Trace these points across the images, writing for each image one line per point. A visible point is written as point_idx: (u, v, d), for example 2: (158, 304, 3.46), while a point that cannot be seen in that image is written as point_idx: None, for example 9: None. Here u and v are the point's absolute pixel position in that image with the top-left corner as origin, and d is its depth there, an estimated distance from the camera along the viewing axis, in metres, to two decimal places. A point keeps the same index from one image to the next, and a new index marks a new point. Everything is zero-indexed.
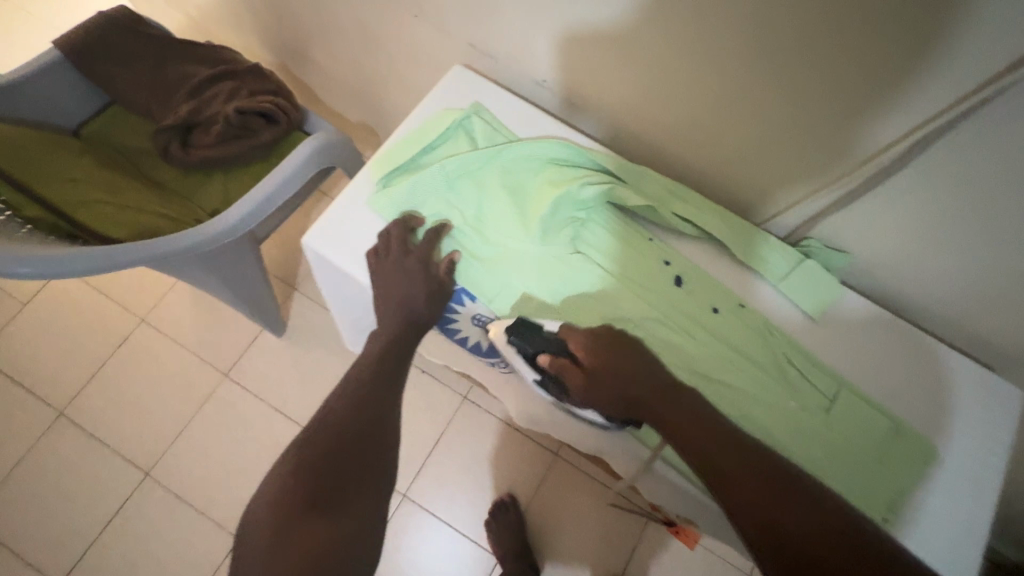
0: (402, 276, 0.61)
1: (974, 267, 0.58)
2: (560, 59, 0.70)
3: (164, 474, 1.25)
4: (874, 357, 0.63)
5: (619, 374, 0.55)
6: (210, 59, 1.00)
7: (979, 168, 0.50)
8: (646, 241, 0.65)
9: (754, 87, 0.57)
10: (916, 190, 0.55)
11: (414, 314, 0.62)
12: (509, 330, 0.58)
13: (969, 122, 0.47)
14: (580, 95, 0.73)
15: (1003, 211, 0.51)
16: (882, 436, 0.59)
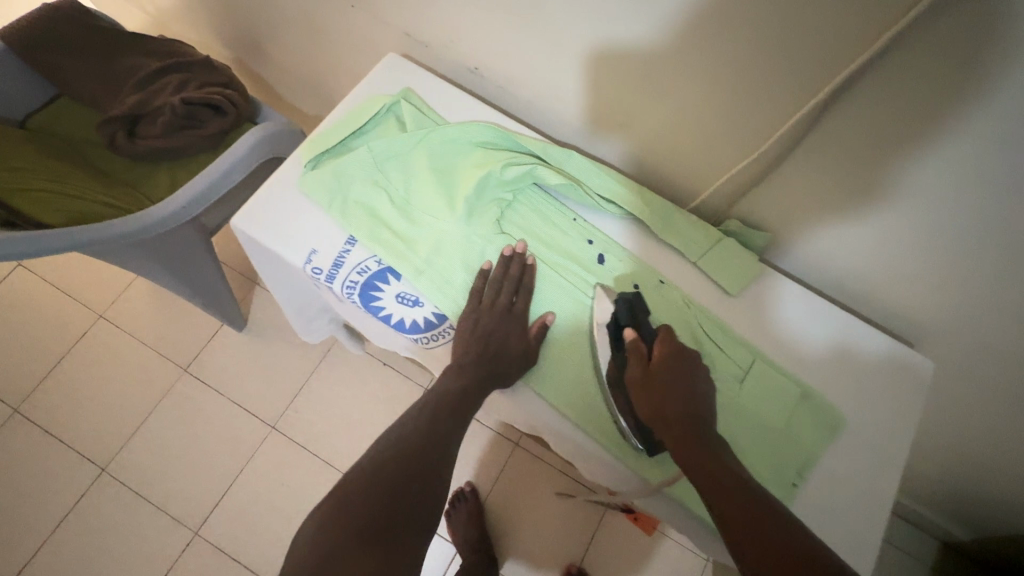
0: (501, 326, 0.60)
1: (880, 239, 0.61)
2: (586, 77, 0.67)
3: (121, 470, 1.24)
4: (789, 331, 0.66)
5: (681, 385, 0.55)
6: (160, 52, 1.00)
7: (874, 129, 0.52)
8: (571, 222, 0.67)
9: (687, 67, 0.58)
10: (847, 168, 0.56)
11: (496, 366, 0.59)
12: (618, 297, 0.61)
13: (858, 85, 0.49)
14: (599, 113, 0.72)
15: (903, 176, 0.53)
16: (791, 404, 0.61)
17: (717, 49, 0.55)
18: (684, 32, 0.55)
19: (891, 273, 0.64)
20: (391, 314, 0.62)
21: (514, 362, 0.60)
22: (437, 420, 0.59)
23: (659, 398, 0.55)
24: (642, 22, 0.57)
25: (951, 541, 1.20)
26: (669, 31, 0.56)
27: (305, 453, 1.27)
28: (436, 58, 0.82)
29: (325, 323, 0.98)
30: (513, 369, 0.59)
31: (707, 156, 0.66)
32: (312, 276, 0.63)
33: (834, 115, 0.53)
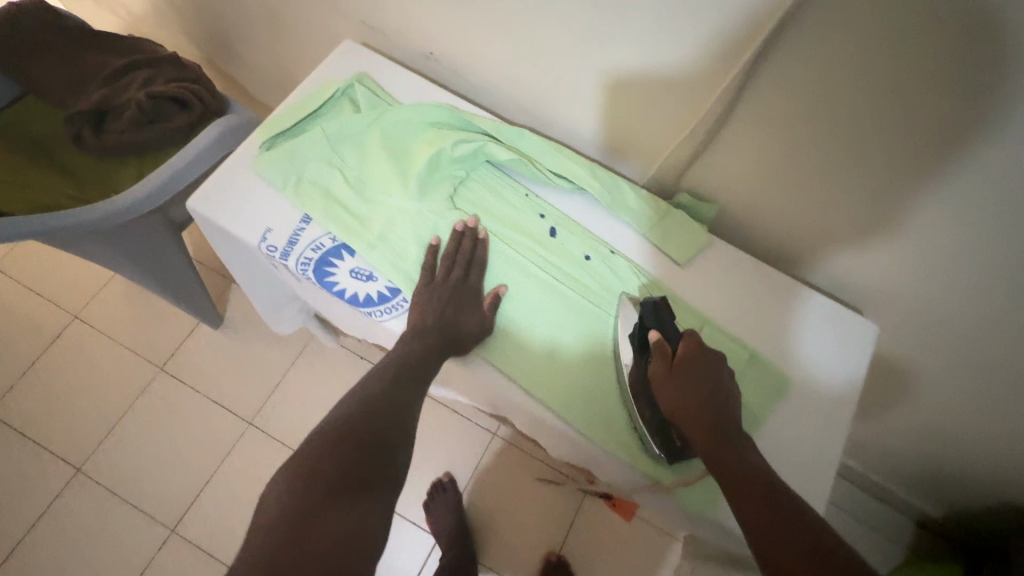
0: (453, 300, 0.61)
1: (830, 207, 0.63)
2: (604, 105, 0.69)
3: (96, 470, 1.23)
4: (738, 297, 0.68)
5: (705, 386, 0.54)
6: (125, 50, 1.01)
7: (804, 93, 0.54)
8: (523, 197, 0.69)
9: (677, 72, 0.60)
10: (804, 141, 0.58)
11: (451, 334, 0.60)
12: (646, 301, 0.60)
13: (776, 50, 0.52)
14: (619, 137, 0.73)
15: (859, 147, 0.55)
16: (737, 367, 0.63)
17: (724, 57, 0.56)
18: (702, 53, 0.57)
19: (878, 281, 0.68)
20: (345, 289, 0.63)
21: (470, 333, 0.61)
22: (394, 385, 0.58)
23: (679, 398, 0.54)
24: (671, 53, 0.59)
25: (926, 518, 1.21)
26: (678, 45, 0.57)
27: (284, 449, 1.27)
28: (393, 44, 0.83)
29: (295, 312, 1.00)
30: (470, 338, 0.61)
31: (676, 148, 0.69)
32: (267, 254, 0.64)
33: (762, 74, 0.55)
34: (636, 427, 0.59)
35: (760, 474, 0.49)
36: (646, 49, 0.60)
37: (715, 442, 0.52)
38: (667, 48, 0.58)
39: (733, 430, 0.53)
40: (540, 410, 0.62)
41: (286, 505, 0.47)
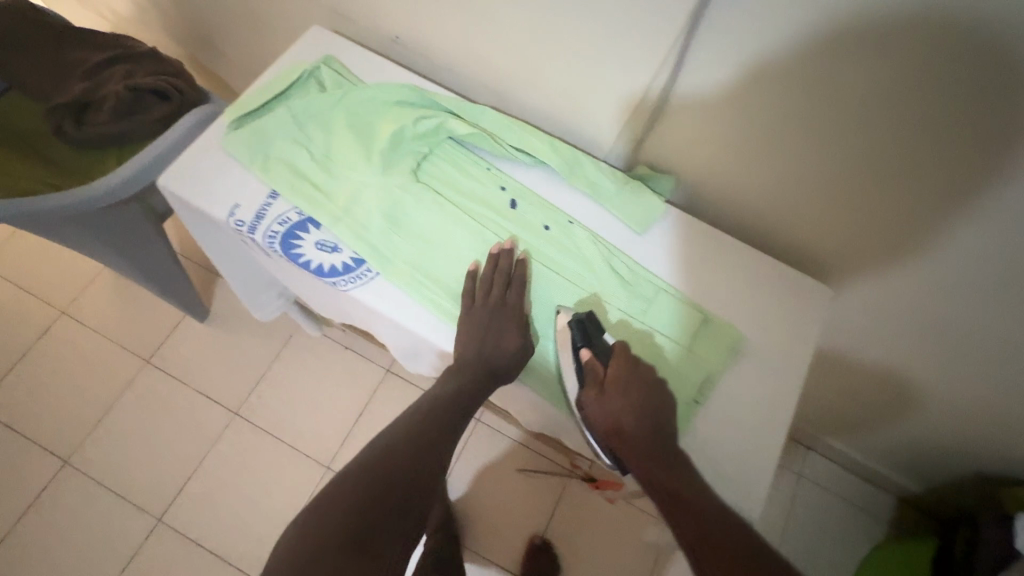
0: (495, 324, 0.62)
1: (787, 175, 0.68)
2: (631, 124, 0.73)
3: (84, 461, 1.25)
4: (692, 263, 0.70)
5: (635, 404, 0.58)
6: (107, 46, 1.04)
7: (745, 54, 0.58)
8: (484, 171, 0.71)
9: (709, 91, 0.64)
10: (790, 126, 0.62)
11: (494, 361, 0.61)
12: (572, 318, 0.62)
13: (713, 13, 0.56)
14: (651, 155, 0.76)
15: (842, 126, 0.59)
16: (691, 328, 0.65)
17: (761, 79, 0.60)
18: (737, 71, 0.60)
19: (880, 280, 0.74)
20: (310, 261, 0.65)
21: (509, 356, 0.62)
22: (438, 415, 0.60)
23: (612, 420, 0.58)
24: (707, 72, 0.62)
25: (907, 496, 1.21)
26: (714, 71, 0.61)
27: (270, 439, 1.29)
28: (361, 31, 0.86)
29: (273, 297, 1.02)
30: (512, 363, 0.62)
31: (702, 159, 0.72)
32: (235, 229, 0.66)
33: (704, 37, 0.59)
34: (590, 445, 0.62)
35: (702, 497, 0.52)
36: (680, 71, 0.63)
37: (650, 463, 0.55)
38: (704, 71, 0.62)
39: (667, 443, 0.56)
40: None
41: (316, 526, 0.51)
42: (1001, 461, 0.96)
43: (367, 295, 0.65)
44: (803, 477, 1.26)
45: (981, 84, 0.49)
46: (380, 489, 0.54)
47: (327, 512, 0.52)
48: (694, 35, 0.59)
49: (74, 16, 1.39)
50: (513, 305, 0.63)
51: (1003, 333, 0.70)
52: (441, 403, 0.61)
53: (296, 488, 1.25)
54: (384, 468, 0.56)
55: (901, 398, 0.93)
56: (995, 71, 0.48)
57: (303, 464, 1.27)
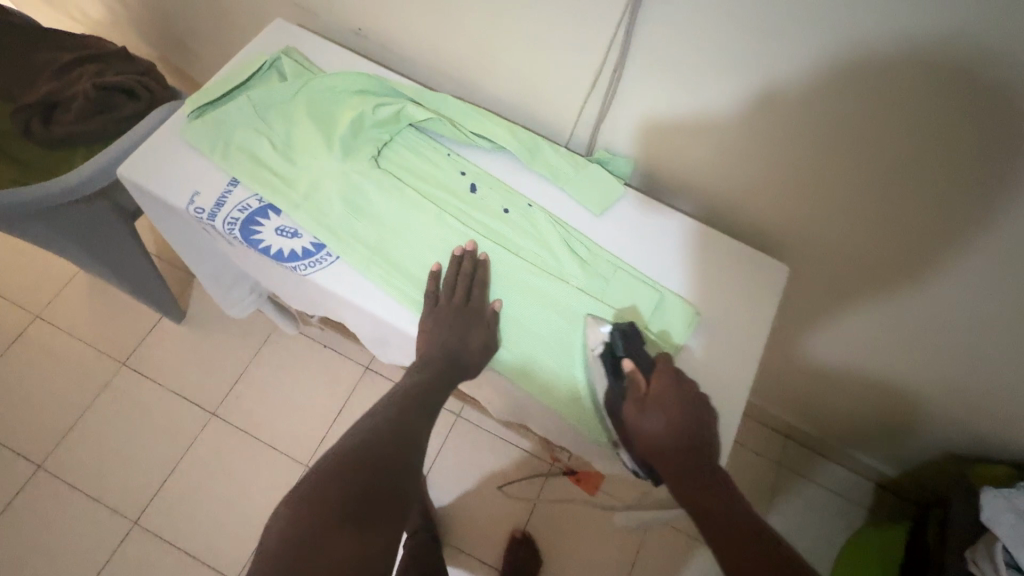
0: (460, 324, 0.63)
1: (756, 165, 0.70)
2: (640, 143, 0.75)
3: (58, 465, 1.23)
4: (650, 243, 0.72)
5: (679, 420, 0.56)
6: (76, 47, 1.04)
7: (688, 34, 0.60)
8: (445, 157, 0.72)
9: (713, 112, 0.66)
10: (788, 140, 0.65)
11: (457, 357, 0.63)
12: (615, 328, 0.62)
13: None
14: (659, 171, 0.78)
15: (835, 140, 0.62)
16: (648, 306, 0.66)
17: (776, 107, 0.62)
18: (738, 95, 0.63)
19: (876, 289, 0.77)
20: (270, 246, 0.66)
21: (474, 353, 0.63)
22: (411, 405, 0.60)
23: (651, 432, 0.56)
24: (709, 96, 0.65)
25: (884, 481, 1.22)
26: (729, 96, 0.64)
27: (248, 439, 1.28)
28: (323, 24, 0.87)
29: (246, 292, 1.01)
30: (478, 359, 0.63)
31: (710, 176, 0.75)
32: (195, 216, 0.66)
33: (646, 18, 0.60)
34: (617, 451, 0.62)
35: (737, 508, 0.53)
36: (680, 95, 0.66)
37: (692, 476, 0.54)
38: (722, 98, 0.64)
39: (705, 460, 0.55)
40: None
41: (296, 526, 0.48)
42: (969, 438, 0.97)
43: (326, 280, 0.65)
44: (782, 465, 1.27)
45: (988, 117, 0.52)
46: (363, 481, 0.52)
47: (320, 484, 0.51)
48: (713, 69, 0.61)
49: (43, 19, 1.39)
50: (479, 305, 0.65)
51: (958, 306, 0.72)
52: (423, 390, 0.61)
53: (275, 487, 1.24)
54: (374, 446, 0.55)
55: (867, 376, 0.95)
56: (981, 97, 0.51)
57: (282, 462, 1.26)
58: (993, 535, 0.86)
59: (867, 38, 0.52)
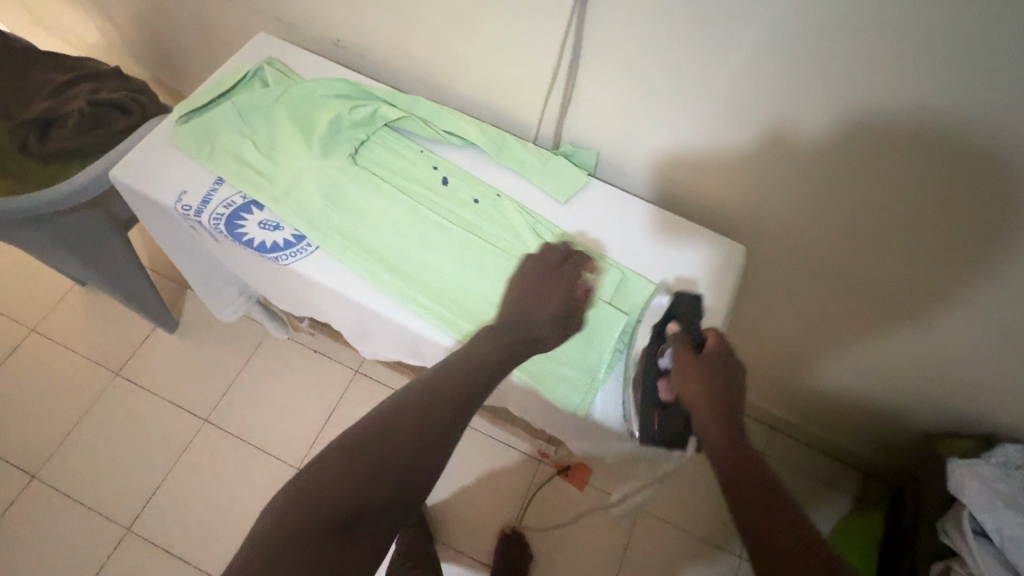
0: (541, 293, 0.68)
1: (715, 158, 0.75)
2: (656, 173, 0.82)
3: (52, 475, 1.25)
4: (612, 227, 0.76)
5: (719, 377, 0.59)
6: (72, 69, 1.10)
7: (631, 34, 0.65)
8: (418, 153, 0.77)
9: (716, 141, 0.73)
10: (788, 168, 0.71)
11: (534, 327, 0.66)
12: (678, 295, 0.69)
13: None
14: (663, 192, 0.85)
15: (830, 168, 0.69)
16: (611, 284, 0.71)
17: (773, 139, 0.69)
18: (738, 128, 0.70)
19: (864, 297, 0.84)
20: (253, 239, 0.70)
21: (546, 326, 0.66)
22: (436, 403, 0.58)
23: (693, 381, 0.59)
24: (713, 132, 0.72)
25: (869, 469, 1.24)
26: (727, 128, 0.70)
27: (240, 444, 1.30)
28: (305, 36, 0.93)
29: (236, 294, 1.05)
30: (547, 334, 0.66)
31: (718, 202, 0.81)
32: (182, 213, 0.71)
33: (593, 18, 0.66)
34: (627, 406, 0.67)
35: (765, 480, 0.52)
36: (686, 129, 0.73)
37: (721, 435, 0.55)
38: (722, 131, 0.71)
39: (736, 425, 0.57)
40: (433, 331, 0.68)
41: (291, 518, 0.49)
42: (939, 416, 1.00)
43: (309, 268, 0.69)
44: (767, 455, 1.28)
45: (971, 150, 0.58)
46: (362, 479, 0.52)
47: (314, 483, 0.51)
48: (698, 96, 0.68)
49: (38, 42, 1.45)
50: (571, 283, 0.69)
51: (924, 291, 0.77)
52: (448, 380, 0.60)
53: (267, 489, 1.26)
54: (374, 443, 0.54)
55: (841, 361, 1.00)
56: (961, 135, 0.58)
57: (274, 465, 1.28)
58: (960, 504, 0.88)
59: (850, 79, 0.59)
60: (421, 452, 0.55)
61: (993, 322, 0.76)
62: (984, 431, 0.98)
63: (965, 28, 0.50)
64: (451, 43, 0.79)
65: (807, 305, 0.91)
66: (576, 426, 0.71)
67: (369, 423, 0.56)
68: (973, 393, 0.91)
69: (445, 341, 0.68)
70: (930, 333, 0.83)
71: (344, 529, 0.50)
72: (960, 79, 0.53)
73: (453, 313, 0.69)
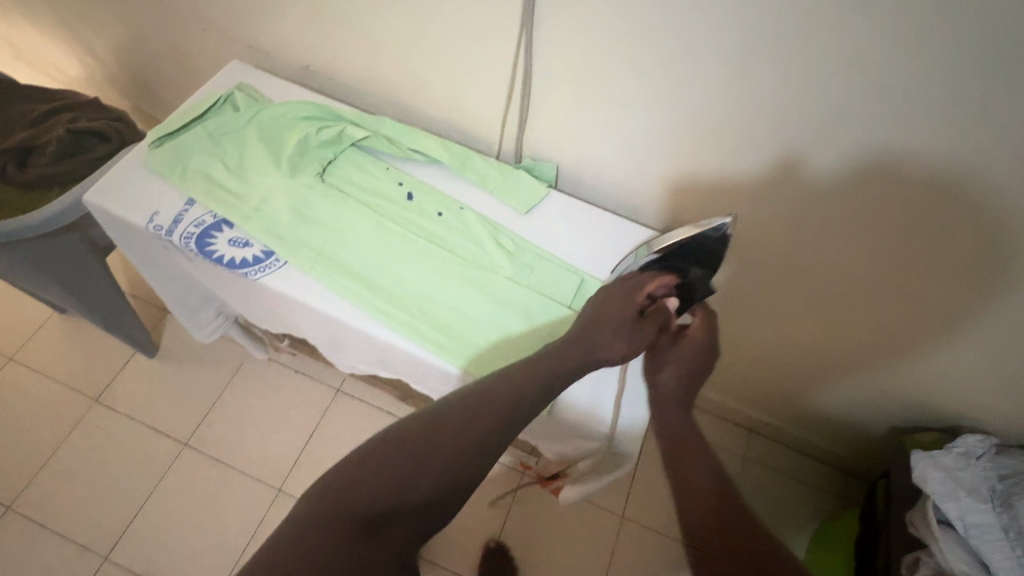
0: (614, 298, 0.70)
1: (668, 166, 0.79)
2: (640, 192, 0.86)
3: (28, 505, 1.23)
4: (570, 234, 0.79)
5: (697, 360, 0.75)
6: (52, 100, 1.13)
7: (577, 54, 0.70)
8: (384, 170, 0.80)
9: (686, 159, 0.77)
10: (769, 190, 0.75)
11: (603, 344, 0.66)
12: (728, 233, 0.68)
13: (540, 19, 0.68)
14: (634, 205, 0.89)
15: (809, 192, 0.73)
16: (570, 288, 0.74)
17: (745, 161, 0.73)
18: (709, 150, 0.74)
19: (848, 310, 0.87)
20: (223, 255, 0.72)
21: (613, 330, 0.67)
22: (497, 406, 0.58)
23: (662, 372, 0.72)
24: (685, 154, 0.76)
25: (850, 469, 1.26)
26: (691, 146, 0.75)
27: (220, 467, 1.29)
28: (276, 61, 0.97)
29: (212, 315, 1.06)
30: (613, 338, 0.67)
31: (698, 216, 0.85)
32: (154, 232, 0.73)
33: (540, 41, 0.71)
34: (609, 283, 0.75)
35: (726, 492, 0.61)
36: (659, 149, 0.77)
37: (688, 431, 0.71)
38: (691, 153, 0.75)
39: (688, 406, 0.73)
40: (417, 351, 0.69)
41: (332, 507, 0.50)
42: (906, 411, 1.03)
43: (277, 282, 0.71)
44: (748, 458, 1.30)
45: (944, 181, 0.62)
46: (404, 476, 0.52)
47: (353, 472, 0.52)
48: (654, 115, 0.73)
49: (20, 76, 1.48)
50: (648, 296, 0.70)
51: (895, 298, 0.81)
52: (493, 395, 0.59)
53: (248, 512, 1.25)
54: (416, 439, 0.55)
55: (816, 363, 1.02)
56: (929, 166, 0.62)
57: (254, 487, 1.27)
58: (926, 495, 0.90)
59: (807, 109, 0.63)
60: (453, 457, 0.55)
61: (958, 324, 0.79)
62: (948, 423, 1.00)
63: (870, 44, 0.54)
64: (413, 65, 0.83)
65: (781, 310, 0.95)
66: (543, 427, 0.74)
67: (401, 427, 0.56)
68: (934, 388, 0.93)
69: (448, 367, 0.69)
70: (893, 336, 0.87)
71: (377, 522, 0.50)
72: (875, 92, 0.58)
73: (442, 336, 0.70)
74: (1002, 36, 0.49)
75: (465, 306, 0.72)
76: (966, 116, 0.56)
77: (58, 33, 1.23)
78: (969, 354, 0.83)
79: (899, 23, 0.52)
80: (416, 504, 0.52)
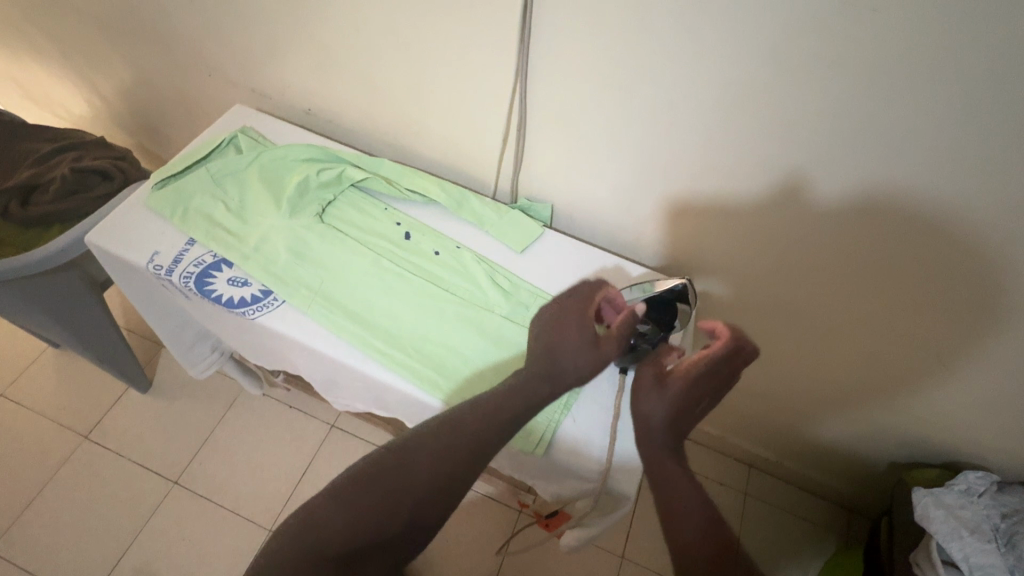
0: (568, 315, 0.63)
1: (657, 204, 0.81)
2: (633, 230, 0.88)
3: (9, 548, 1.20)
4: (564, 271, 0.81)
5: (692, 402, 0.59)
6: (59, 139, 1.16)
7: (569, 102, 0.73)
8: (382, 210, 0.82)
9: (676, 198, 0.79)
10: (761, 227, 0.77)
11: (557, 364, 0.60)
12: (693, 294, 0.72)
13: (534, 70, 0.71)
14: (626, 241, 0.90)
15: (797, 228, 0.74)
16: None
17: (734, 199, 0.75)
18: (699, 189, 0.76)
19: (843, 343, 0.88)
20: (222, 295, 0.73)
21: (568, 349, 0.60)
22: (465, 442, 0.57)
23: (646, 407, 0.60)
24: (675, 193, 0.78)
25: (852, 505, 1.24)
26: (680, 185, 0.77)
27: (209, 506, 1.26)
28: (279, 105, 1.00)
29: (208, 351, 1.05)
30: (569, 357, 0.60)
31: (691, 253, 0.86)
32: (154, 272, 0.74)
33: (534, 88, 0.74)
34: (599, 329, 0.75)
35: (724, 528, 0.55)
36: (651, 188, 0.79)
37: None
38: (681, 191, 0.78)
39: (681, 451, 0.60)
40: (414, 392, 0.69)
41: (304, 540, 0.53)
42: (905, 445, 1.02)
43: (275, 321, 0.72)
44: (748, 494, 1.28)
45: (932, 216, 0.64)
46: (371, 513, 0.54)
47: (326, 508, 0.54)
48: (644, 157, 0.75)
49: (29, 117, 1.52)
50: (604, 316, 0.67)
51: (889, 331, 0.81)
52: (461, 431, 0.57)
53: (235, 554, 1.21)
54: (384, 477, 0.55)
55: (812, 397, 1.02)
56: (917, 204, 0.64)
57: (243, 527, 1.24)
58: (929, 535, 0.88)
59: (795, 152, 0.66)
60: (424, 497, 0.55)
61: (953, 358, 0.79)
62: (948, 459, 0.99)
63: (843, 94, 0.58)
64: (412, 109, 0.86)
65: (775, 346, 0.96)
66: (540, 466, 0.74)
67: (373, 465, 0.56)
68: (930, 423, 0.93)
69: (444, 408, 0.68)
70: (888, 369, 0.88)
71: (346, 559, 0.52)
72: (856, 136, 0.61)
73: (437, 375, 0.70)
74: (964, 86, 0.52)
75: (461, 344, 0.72)
76: (950, 157, 0.58)
77: (68, 76, 1.27)
78: (961, 388, 0.83)
79: (870, 75, 0.55)
80: (384, 537, 0.54)
